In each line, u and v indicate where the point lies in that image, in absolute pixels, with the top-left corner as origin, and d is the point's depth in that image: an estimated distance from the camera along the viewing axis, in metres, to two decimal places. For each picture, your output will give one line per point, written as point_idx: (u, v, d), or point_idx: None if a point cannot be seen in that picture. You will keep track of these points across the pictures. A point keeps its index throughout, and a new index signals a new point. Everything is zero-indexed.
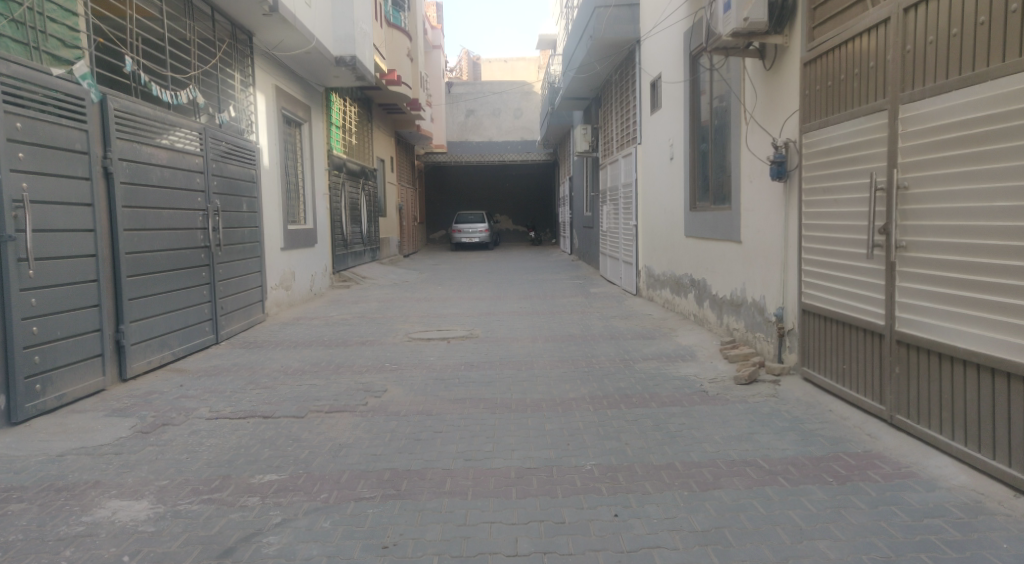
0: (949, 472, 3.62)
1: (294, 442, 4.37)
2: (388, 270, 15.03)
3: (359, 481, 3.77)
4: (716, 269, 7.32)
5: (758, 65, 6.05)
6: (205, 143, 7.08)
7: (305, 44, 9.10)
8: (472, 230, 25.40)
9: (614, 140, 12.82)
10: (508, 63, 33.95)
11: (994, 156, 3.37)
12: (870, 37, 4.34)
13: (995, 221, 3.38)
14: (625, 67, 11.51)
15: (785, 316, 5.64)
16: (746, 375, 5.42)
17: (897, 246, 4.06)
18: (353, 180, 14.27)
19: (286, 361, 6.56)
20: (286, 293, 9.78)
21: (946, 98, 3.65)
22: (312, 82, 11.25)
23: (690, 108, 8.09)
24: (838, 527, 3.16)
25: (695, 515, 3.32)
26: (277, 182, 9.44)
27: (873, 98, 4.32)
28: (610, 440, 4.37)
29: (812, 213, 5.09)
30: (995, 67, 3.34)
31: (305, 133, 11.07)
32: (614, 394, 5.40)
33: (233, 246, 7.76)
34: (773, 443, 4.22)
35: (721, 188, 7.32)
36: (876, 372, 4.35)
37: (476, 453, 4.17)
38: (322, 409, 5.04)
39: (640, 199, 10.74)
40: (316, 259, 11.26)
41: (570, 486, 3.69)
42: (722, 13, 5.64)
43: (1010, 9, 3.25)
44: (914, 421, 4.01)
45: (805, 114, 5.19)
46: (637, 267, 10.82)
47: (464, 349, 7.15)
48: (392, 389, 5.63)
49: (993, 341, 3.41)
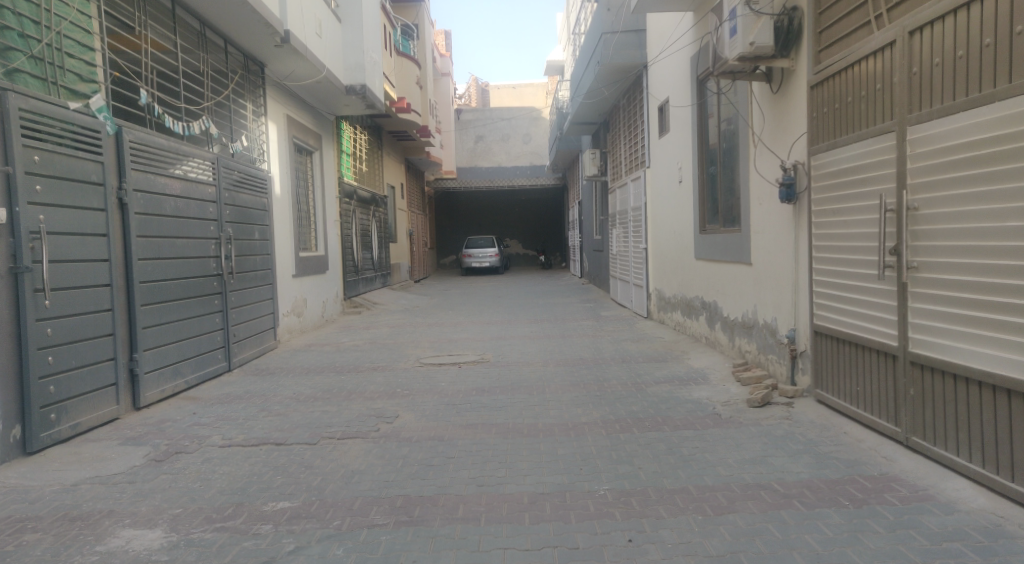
0: (967, 494, 3.57)
1: (307, 469, 4.38)
2: (399, 296, 15.09)
3: (372, 507, 3.76)
4: (727, 292, 7.29)
5: (764, 89, 6.10)
6: (218, 172, 7.19)
7: (316, 73, 9.24)
8: (483, 255, 25.46)
9: (621, 164, 13.08)
10: (517, 89, 34.34)
11: (1005, 177, 3.37)
12: (876, 59, 4.38)
13: (1007, 241, 3.36)
14: (632, 92, 11.73)
15: (797, 338, 5.61)
16: (759, 397, 5.38)
17: (908, 267, 4.04)
18: (364, 207, 14.38)
19: (298, 388, 6.56)
20: (298, 320, 9.83)
21: (952, 119, 3.68)
22: (323, 111, 11.43)
23: (697, 130, 8.16)
24: (855, 550, 3.13)
25: (710, 540, 3.29)
26: (289, 209, 9.55)
27: (880, 120, 4.34)
28: (623, 465, 4.34)
29: (823, 234, 5.08)
30: (1003, 87, 3.36)
31: (317, 161, 11.20)
32: (626, 418, 5.37)
33: (245, 274, 7.82)
34: (788, 466, 4.17)
35: (731, 210, 7.32)
36: (891, 394, 4.31)
37: (489, 479, 4.16)
38: (335, 436, 5.05)
39: (650, 222, 10.74)
40: (327, 285, 11.32)
41: (584, 512, 3.66)
42: (728, 38, 5.68)
43: (1015, 32, 3.29)
44: (931, 443, 3.96)
45: (812, 137, 5.22)
46: (648, 290, 10.81)
47: (475, 374, 7.15)
48: (403, 414, 5.63)
49: (1007, 361, 3.38)
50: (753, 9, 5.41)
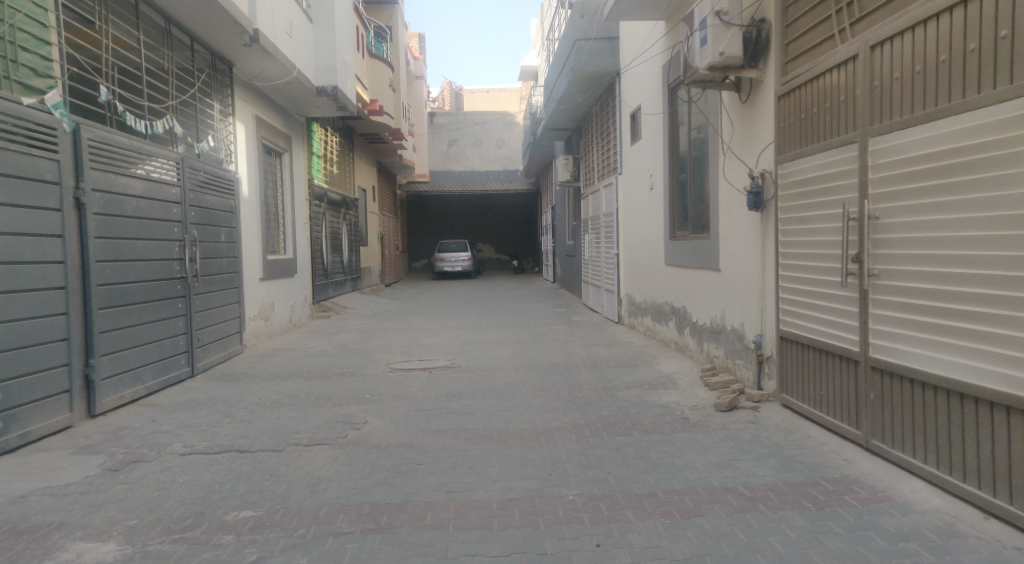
0: (923, 495, 3.65)
1: (272, 476, 4.31)
2: (369, 300, 14.97)
3: (338, 515, 3.72)
4: (696, 297, 7.37)
5: (733, 98, 6.19)
6: (183, 173, 7.07)
7: (287, 75, 9.14)
8: (455, 259, 25.40)
9: (594, 170, 13.11)
10: (491, 94, 34.43)
11: (960, 188, 3.46)
12: (839, 71, 4.47)
13: (962, 250, 3.45)
14: (604, 98, 11.79)
15: (763, 343, 5.70)
16: (726, 402, 5.44)
17: (869, 275, 4.13)
18: (334, 210, 14.25)
19: (264, 394, 6.46)
20: (265, 324, 9.69)
21: (911, 130, 3.77)
22: (294, 112, 11.30)
23: (669, 138, 8.24)
24: (817, 553, 3.17)
25: (677, 544, 3.31)
26: (256, 211, 9.42)
27: (843, 131, 4.43)
28: (592, 469, 4.35)
29: (788, 241, 5.17)
30: (959, 101, 3.46)
31: (286, 163, 11.08)
32: (596, 423, 5.39)
33: (210, 276, 7.69)
34: (753, 470, 4.22)
35: (700, 217, 7.41)
36: (852, 398, 4.39)
37: (457, 485, 4.13)
38: (301, 442, 4.99)
39: (621, 228, 10.81)
40: (295, 289, 11.18)
41: (552, 517, 3.66)
42: (698, 47, 5.78)
43: (970, 49, 3.40)
44: (889, 445, 4.04)
45: (779, 145, 5.31)
46: (619, 295, 10.88)
47: (446, 379, 7.12)
48: (372, 421, 5.58)
49: (962, 367, 3.47)
50: (724, 19, 5.51)
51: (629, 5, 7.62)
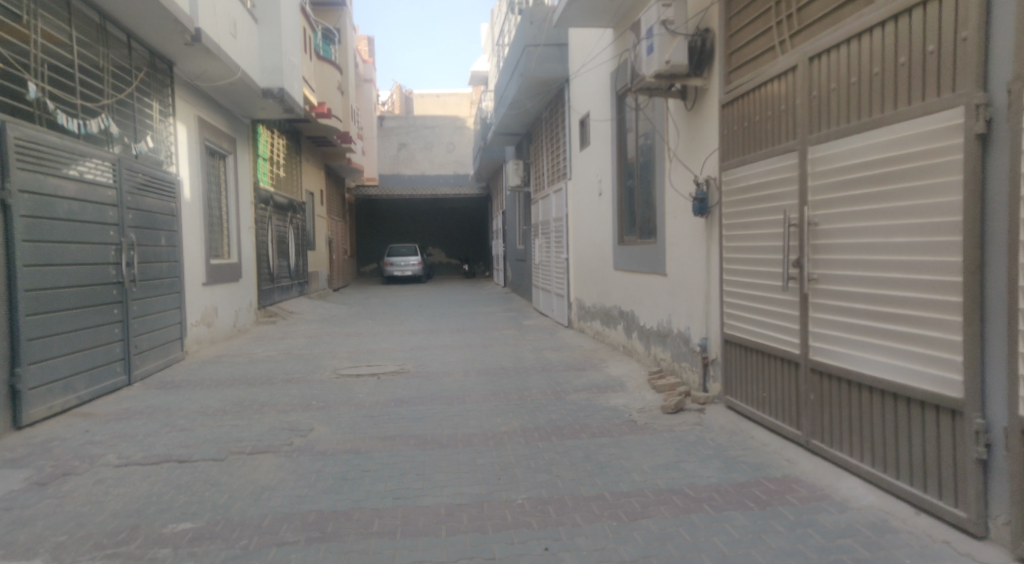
0: (859, 492, 3.79)
1: (213, 486, 4.19)
2: (317, 305, 14.72)
3: (282, 525, 3.64)
4: (643, 301, 7.50)
5: (679, 106, 6.32)
6: (119, 174, 6.84)
7: (231, 75, 8.93)
8: (405, 263, 25.21)
9: (544, 175, 13.21)
10: (441, 97, 34.53)
11: (890, 196, 3.61)
12: (780, 82, 4.62)
13: (892, 256, 3.60)
14: (554, 104, 11.90)
15: (709, 346, 5.83)
16: (673, 404, 5.54)
17: (809, 279, 4.27)
18: (281, 214, 13.98)
19: (206, 402, 6.29)
20: (207, 330, 9.43)
21: (848, 140, 3.91)
22: (238, 113, 11.05)
23: (617, 144, 8.36)
24: (759, 551, 3.25)
25: (624, 546, 3.35)
26: (199, 214, 9.16)
27: (784, 140, 4.58)
28: (541, 473, 4.37)
29: (732, 246, 5.30)
30: (890, 112, 3.60)
31: (231, 165, 10.82)
32: (545, 426, 5.42)
33: (149, 281, 7.45)
34: (698, 471, 4.31)
35: (647, 222, 7.53)
36: (793, 399, 4.53)
37: (405, 491, 4.10)
38: (244, 451, 4.87)
39: (571, 233, 10.92)
40: (240, 294, 10.92)
41: (501, 522, 3.66)
42: (645, 55, 5.88)
43: (899, 63, 3.55)
44: (828, 445, 4.18)
45: (723, 153, 5.44)
46: (569, 299, 10.97)
47: (395, 385, 7.05)
48: (318, 427, 5.49)
49: (894, 368, 3.61)
50: (670, 29, 5.65)
51: (578, 12, 7.69)
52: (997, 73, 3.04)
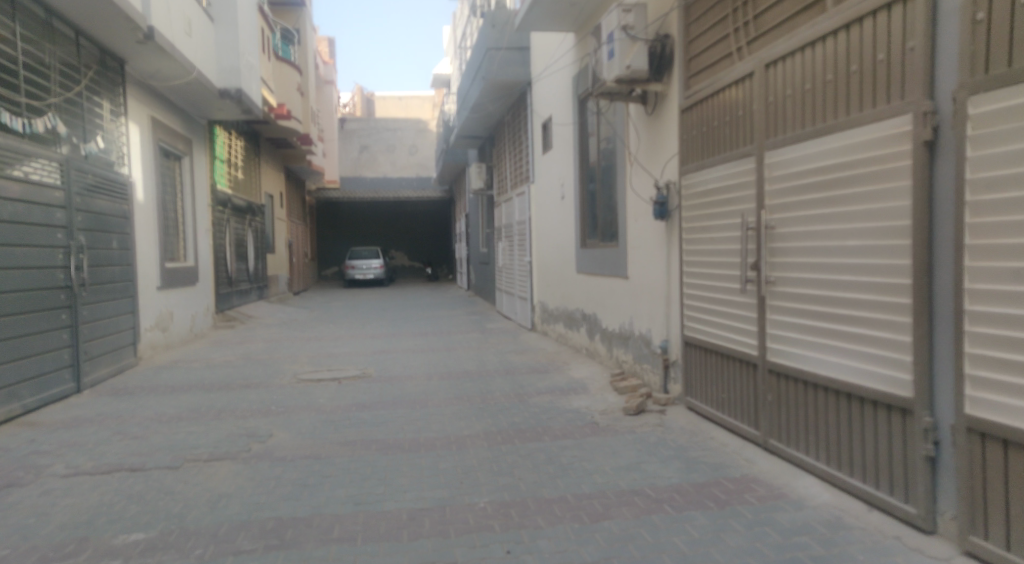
0: (814, 491, 3.88)
1: (168, 495, 4.09)
2: (277, 309, 14.48)
3: (239, 533, 3.57)
4: (605, 304, 7.56)
5: (640, 111, 6.40)
6: (66, 175, 6.63)
7: (186, 75, 8.74)
8: (367, 266, 24.99)
9: (506, 179, 13.23)
10: (404, 100, 34.40)
11: (843, 200, 3.70)
12: (738, 88, 4.71)
13: (846, 259, 3.69)
14: (516, 108, 11.94)
15: (669, 348, 5.91)
16: (634, 406, 5.60)
17: (767, 282, 4.36)
18: (240, 216, 13.73)
19: (160, 408, 6.13)
20: (163, 335, 9.20)
21: (803, 145, 4.00)
22: (194, 114, 10.82)
23: (579, 148, 8.42)
24: (718, 550, 3.30)
25: (586, 547, 3.37)
26: (153, 217, 8.94)
27: (742, 145, 4.66)
28: (503, 476, 4.37)
29: (692, 249, 5.38)
30: (843, 119, 3.69)
31: (187, 166, 10.59)
32: (508, 429, 5.42)
33: (100, 285, 7.24)
34: (659, 472, 4.36)
35: (609, 225, 7.60)
36: (751, 400, 4.61)
37: (367, 496, 4.05)
38: (201, 458, 4.76)
39: (534, 237, 10.95)
40: (196, 298, 10.68)
41: (463, 525, 3.65)
42: (605, 60, 5.93)
43: (851, 71, 3.65)
44: (786, 445, 4.27)
45: (683, 157, 5.53)
46: (532, 302, 11.00)
47: (356, 389, 6.98)
48: (277, 433, 5.40)
49: (847, 368, 3.70)
50: (630, 34, 5.72)
51: (539, 16, 7.72)
52: (943, 82, 3.14)
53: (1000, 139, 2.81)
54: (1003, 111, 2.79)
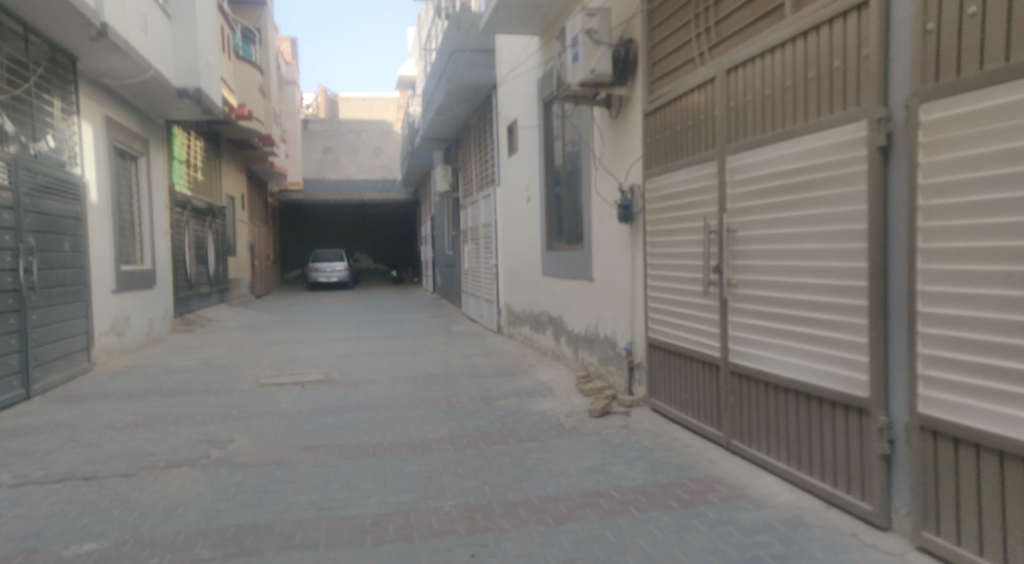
0: (775, 490, 3.94)
1: (122, 504, 3.98)
2: (239, 313, 14.21)
3: (197, 541, 3.48)
4: (571, 307, 7.59)
5: (604, 114, 6.45)
6: (14, 174, 6.41)
7: (143, 73, 8.54)
8: (331, 268, 24.69)
9: (472, 181, 13.21)
10: (368, 101, 34.13)
11: (801, 204, 3.78)
12: (700, 93, 4.77)
13: (804, 262, 3.77)
14: (482, 111, 11.94)
15: (634, 350, 5.95)
16: (599, 408, 5.63)
17: (728, 284, 4.42)
18: (199, 218, 13.45)
19: (115, 415, 5.96)
20: (118, 339, 8.95)
21: (764, 150, 4.07)
22: (151, 113, 10.57)
23: (544, 151, 8.44)
24: (681, 550, 3.33)
25: (550, 550, 3.37)
26: (107, 218, 8.71)
27: (704, 149, 4.73)
28: (468, 480, 4.35)
29: (656, 252, 5.44)
30: (801, 124, 3.77)
31: (143, 166, 10.34)
32: (473, 433, 5.40)
33: (51, 289, 7.03)
34: (624, 473, 4.38)
35: (575, 229, 7.64)
36: (714, 401, 4.67)
37: (330, 502, 4.00)
38: (157, 465, 4.64)
39: (500, 240, 10.96)
40: (154, 302, 10.43)
41: (427, 530, 3.62)
42: (570, 63, 5.96)
43: (809, 77, 3.73)
44: (747, 445, 4.34)
45: (646, 161, 5.58)
46: (498, 305, 10.99)
47: (319, 393, 6.88)
48: (238, 439, 5.29)
49: (807, 369, 3.77)
50: (594, 38, 5.76)
51: (503, 19, 7.73)
52: (895, 89, 3.23)
53: (950, 145, 2.89)
54: (952, 119, 2.88)
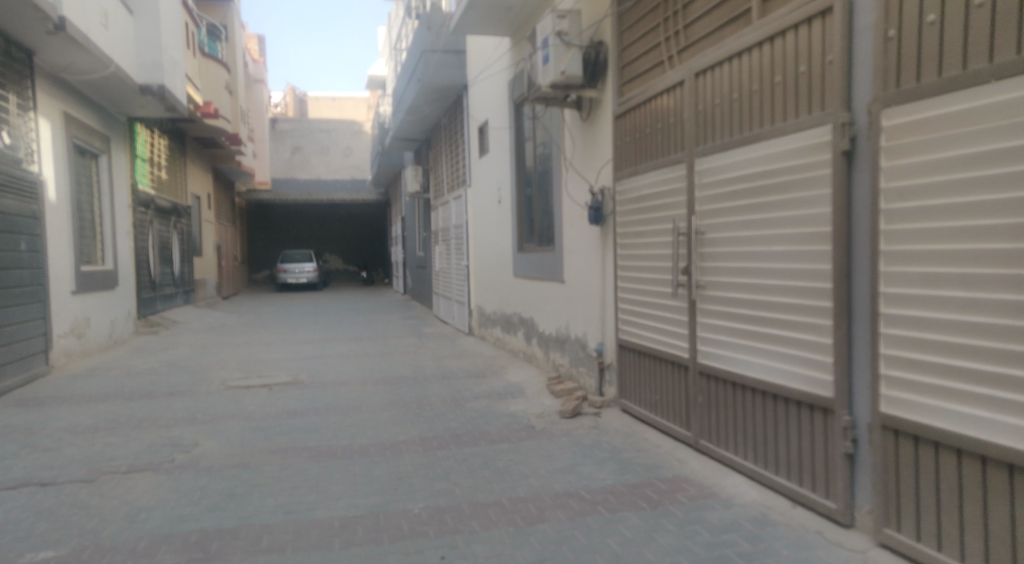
0: (743, 489, 3.99)
1: (82, 510, 3.87)
2: (205, 314, 13.96)
3: (160, 547, 3.41)
4: (542, 308, 7.60)
5: (575, 116, 6.47)
6: None
7: (103, 68, 8.35)
8: (300, 269, 24.40)
9: (443, 182, 13.16)
10: (337, 101, 33.82)
11: (768, 207, 3.83)
12: (669, 96, 4.82)
13: (771, 263, 3.82)
14: (453, 111, 11.90)
15: (604, 351, 5.98)
16: (570, 409, 5.65)
17: (697, 286, 4.46)
18: (164, 218, 13.18)
19: (75, 419, 5.81)
20: (78, 342, 8.73)
21: (732, 153, 4.12)
22: (113, 110, 10.34)
23: (515, 152, 8.44)
24: (650, 549, 3.35)
25: (520, 551, 3.37)
26: (66, 217, 8.48)
27: (673, 152, 4.77)
28: (438, 482, 4.33)
29: (626, 253, 5.47)
30: (768, 128, 3.82)
31: (105, 164, 10.10)
32: (444, 434, 5.37)
33: (7, 290, 6.83)
34: (594, 473, 4.40)
35: (546, 230, 7.65)
36: (683, 402, 4.71)
37: (297, 505, 3.94)
38: (119, 470, 4.53)
39: (471, 241, 10.93)
40: (115, 303, 10.19)
41: (397, 532, 3.59)
42: (540, 65, 5.97)
43: (775, 81, 3.78)
44: (715, 445, 4.38)
45: (617, 163, 5.62)
46: (469, 306, 10.97)
47: (287, 396, 6.79)
48: (203, 442, 5.19)
49: (773, 369, 3.83)
50: (565, 39, 5.78)
51: (474, 19, 7.72)
52: (859, 95, 3.29)
53: (910, 151, 2.96)
54: (912, 124, 2.94)
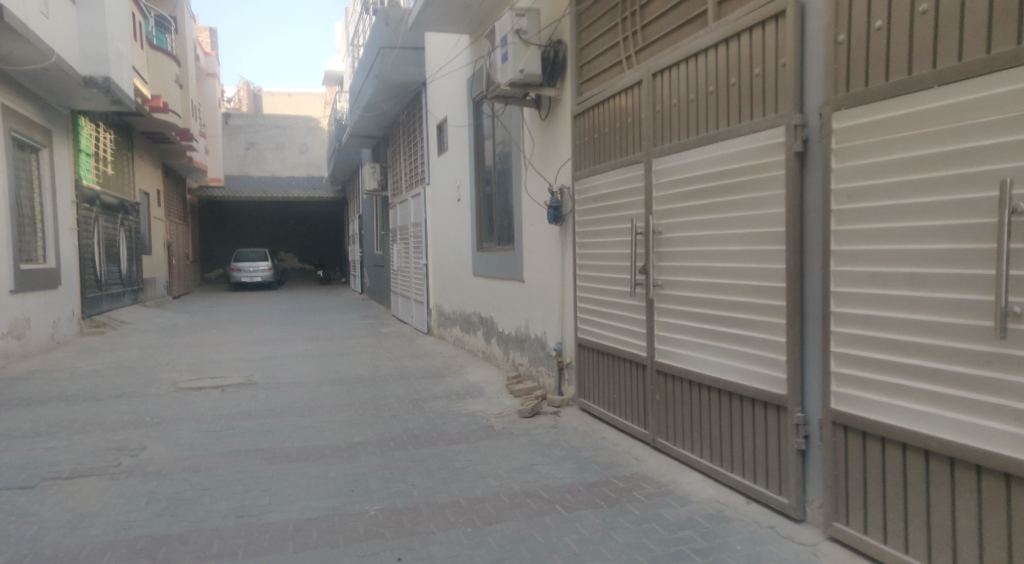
0: (698, 486, 4.03)
1: (19, 518, 3.70)
2: (154, 314, 13.55)
3: (104, 554, 3.28)
4: (501, 307, 7.58)
5: (534, 115, 6.47)
6: None
7: (44, 59, 8.03)
8: (254, 268, 23.90)
9: (401, 180, 13.04)
10: (293, 97, 33.23)
11: (724, 206, 3.87)
12: (627, 96, 4.84)
13: (727, 263, 3.87)
14: (411, 109, 11.80)
15: (563, 350, 5.99)
16: (529, 408, 5.64)
17: (654, 285, 4.50)
18: (110, 214, 12.75)
19: (13, 424, 5.55)
20: (17, 343, 8.38)
21: (688, 153, 4.16)
22: (54, 102, 9.95)
23: (474, 150, 8.40)
24: (607, 547, 3.36)
25: (478, 551, 3.34)
26: (4, 213, 8.13)
27: (631, 151, 4.80)
28: (395, 483, 4.27)
29: (585, 253, 5.48)
30: (723, 129, 3.87)
31: (47, 159, 9.71)
32: (401, 435, 5.31)
33: None
34: (552, 472, 4.40)
35: (506, 229, 7.64)
36: (641, 400, 4.74)
37: (250, 509, 3.84)
38: (60, 476, 4.35)
39: (430, 239, 10.85)
40: (58, 303, 9.81)
41: (352, 535, 3.53)
42: (499, 63, 5.94)
43: (730, 83, 3.83)
44: (672, 443, 4.42)
45: (575, 162, 5.63)
46: (428, 305, 10.89)
47: (240, 397, 6.63)
48: (151, 446, 5.03)
49: (728, 368, 3.87)
50: (523, 38, 5.76)
51: (432, 16, 7.65)
52: (810, 98, 3.35)
53: (860, 153, 3.02)
54: (861, 127, 3.01)
